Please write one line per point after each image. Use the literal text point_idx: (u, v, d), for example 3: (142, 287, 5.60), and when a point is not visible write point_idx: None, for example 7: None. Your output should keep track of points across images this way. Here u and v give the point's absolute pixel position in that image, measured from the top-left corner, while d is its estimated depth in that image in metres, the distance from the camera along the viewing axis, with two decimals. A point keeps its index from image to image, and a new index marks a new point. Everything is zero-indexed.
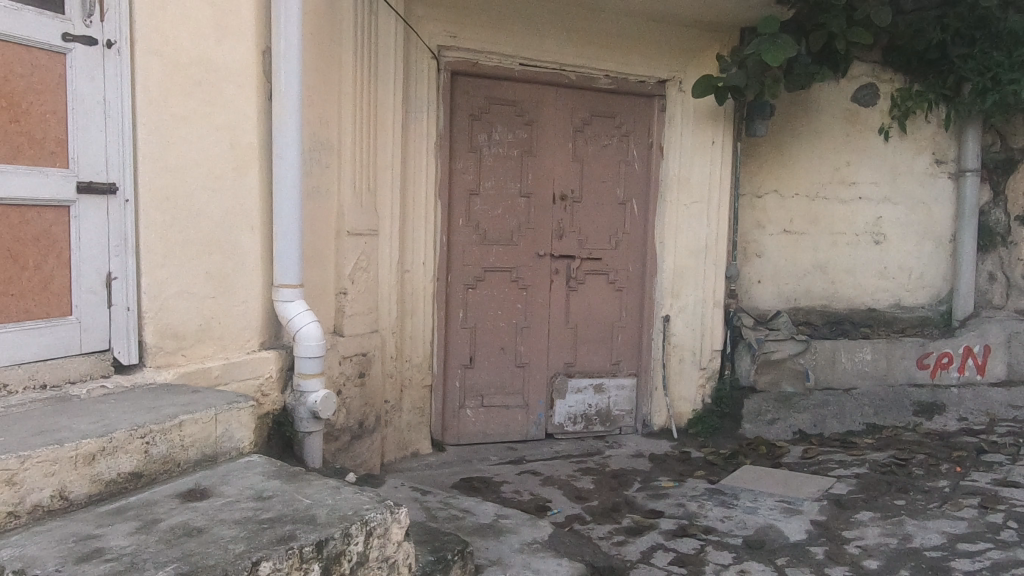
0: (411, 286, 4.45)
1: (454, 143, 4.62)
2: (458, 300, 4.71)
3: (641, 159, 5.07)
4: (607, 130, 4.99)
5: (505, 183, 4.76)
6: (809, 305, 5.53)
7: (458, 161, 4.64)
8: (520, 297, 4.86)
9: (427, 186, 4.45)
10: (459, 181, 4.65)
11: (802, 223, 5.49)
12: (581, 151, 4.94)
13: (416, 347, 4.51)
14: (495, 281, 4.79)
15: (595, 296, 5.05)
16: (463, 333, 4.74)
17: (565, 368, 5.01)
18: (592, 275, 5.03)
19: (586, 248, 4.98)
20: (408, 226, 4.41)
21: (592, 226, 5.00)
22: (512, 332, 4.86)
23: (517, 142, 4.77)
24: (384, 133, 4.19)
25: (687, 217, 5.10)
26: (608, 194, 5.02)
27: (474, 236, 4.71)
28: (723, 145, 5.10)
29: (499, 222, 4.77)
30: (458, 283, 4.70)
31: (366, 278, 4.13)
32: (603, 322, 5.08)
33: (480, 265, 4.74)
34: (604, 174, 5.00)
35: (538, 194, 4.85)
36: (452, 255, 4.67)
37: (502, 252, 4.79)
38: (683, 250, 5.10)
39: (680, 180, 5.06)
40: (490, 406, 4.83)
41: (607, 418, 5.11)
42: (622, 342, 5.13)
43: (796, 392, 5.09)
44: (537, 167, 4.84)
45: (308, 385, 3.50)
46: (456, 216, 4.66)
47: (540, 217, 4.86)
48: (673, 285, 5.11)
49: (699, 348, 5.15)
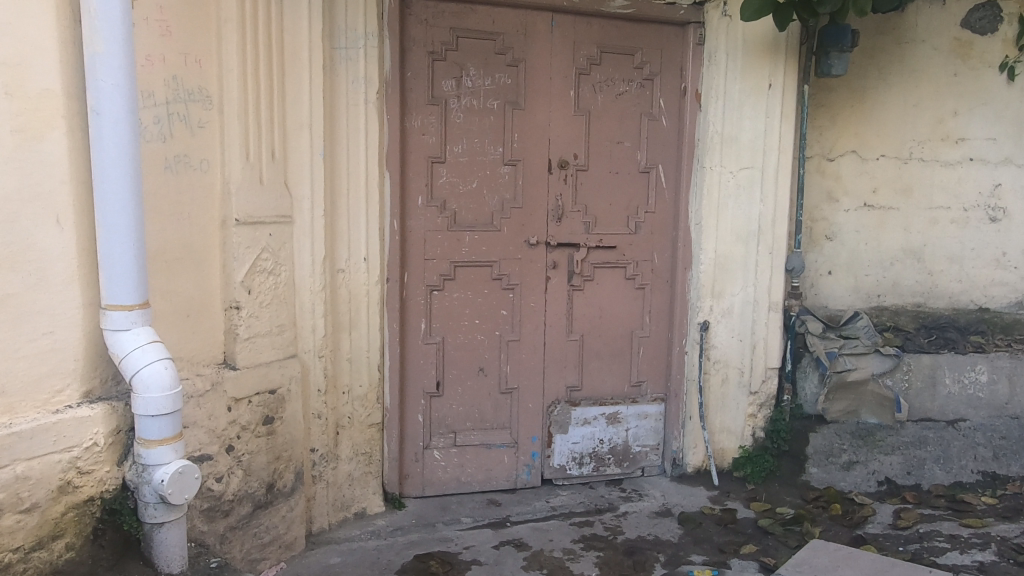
0: (347, 291, 3.24)
1: (407, 93, 3.36)
2: (419, 307, 3.49)
3: (670, 112, 3.74)
4: (622, 72, 3.67)
5: (481, 147, 3.50)
6: (898, 304, 4.17)
7: (414, 117, 3.38)
8: (504, 301, 3.62)
9: (367, 152, 3.22)
10: (417, 144, 3.40)
11: (889, 194, 4.12)
12: (586, 102, 3.64)
13: (357, 374, 3.31)
14: (470, 279, 3.56)
15: (607, 298, 3.78)
16: (427, 351, 3.53)
17: (567, 393, 3.77)
18: (604, 269, 3.75)
19: (594, 233, 3.70)
20: (339, 208, 3.19)
21: (602, 203, 3.71)
22: (494, 348, 3.63)
23: (496, 90, 3.50)
24: (296, 77, 2.96)
25: (734, 189, 3.74)
26: (624, 159, 3.71)
27: (438, 220, 3.48)
28: (784, 90, 3.71)
29: (474, 201, 3.52)
30: (417, 285, 3.48)
31: (271, 284, 2.93)
32: (619, 331, 3.82)
33: (448, 259, 3.51)
34: (618, 132, 3.69)
35: (528, 161, 3.57)
36: (408, 247, 3.45)
37: (478, 241, 3.54)
38: (728, 234, 3.76)
39: (725, 140, 3.70)
40: (466, 446, 3.65)
41: (625, 457, 3.88)
42: (644, 358, 3.86)
43: (881, 425, 3.79)
44: (526, 124, 3.55)
45: (152, 455, 2.34)
46: (412, 192, 3.43)
47: (531, 193, 3.59)
48: (715, 282, 3.78)
49: (748, 367, 3.83)
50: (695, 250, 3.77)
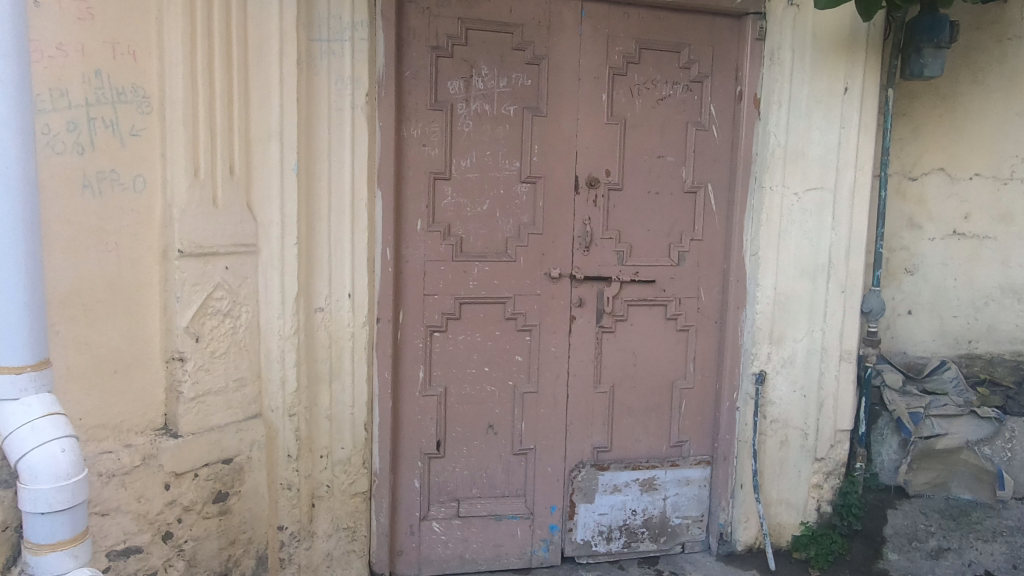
0: (326, 335, 2.68)
1: (405, 96, 2.80)
2: (416, 352, 2.92)
3: (722, 121, 3.12)
4: (665, 73, 3.07)
5: (494, 161, 2.93)
6: (993, 352, 3.50)
7: (413, 124, 2.82)
8: (520, 345, 3.03)
9: (353, 167, 2.66)
10: (416, 157, 2.84)
11: (984, 221, 3.44)
12: (621, 108, 3.04)
13: (337, 434, 2.74)
14: (478, 319, 2.98)
15: (642, 341, 3.17)
16: (426, 405, 2.95)
17: (593, 455, 3.16)
18: (639, 308, 3.14)
19: (628, 264, 3.10)
20: (316, 234, 2.63)
21: (638, 228, 3.11)
22: (507, 401, 3.04)
23: (513, 93, 2.92)
24: (263, 74, 2.41)
25: (799, 214, 3.10)
26: (665, 176, 3.10)
27: (440, 248, 2.90)
28: (863, 95, 3.06)
29: (485, 225, 2.95)
30: (415, 325, 2.90)
31: (227, 330, 2.39)
32: (656, 381, 3.20)
33: (452, 294, 2.93)
34: (659, 145, 3.09)
35: (550, 179, 2.98)
36: (405, 281, 2.87)
37: (488, 273, 2.96)
38: (790, 268, 3.12)
39: (788, 155, 3.07)
40: (472, 516, 3.05)
41: (663, 531, 3.25)
42: (686, 413, 3.24)
43: (977, 503, 3.11)
44: (548, 134, 2.97)
45: (42, 565, 1.78)
46: (410, 213, 2.85)
47: (553, 217, 3.00)
48: (774, 325, 3.15)
49: (813, 428, 3.18)
50: (750, 286, 3.14)
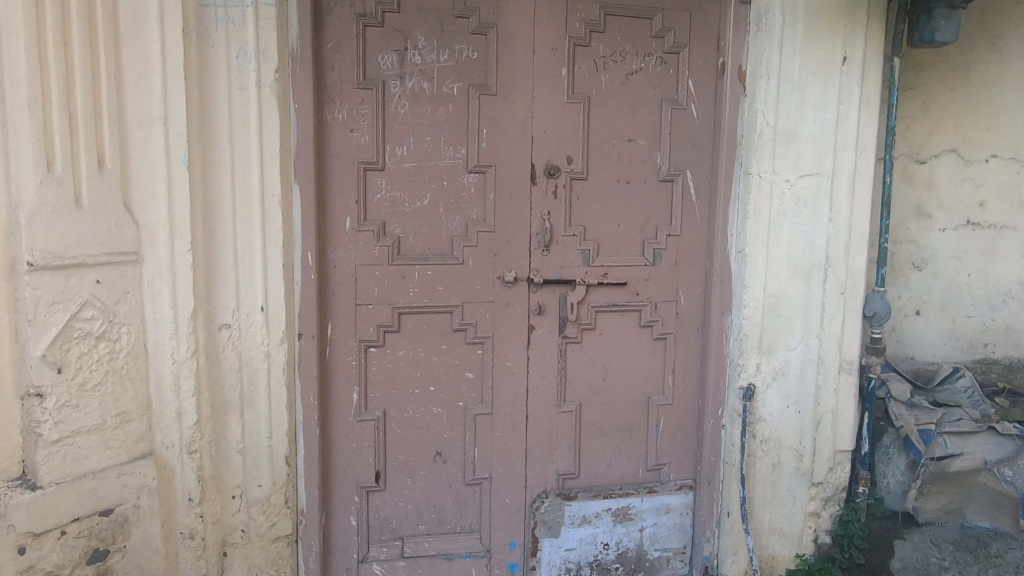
0: (234, 355, 2.27)
1: (327, 73, 2.39)
2: (348, 371, 2.52)
3: (702, 99, 2.72)
4: (634, 43, 2.65)
5: (436, 147, 2.52)
6: (1012, 356, 3.13)
7: (337, 106, 2.41)
8: (470, 360, 2.63)
9: (262, 157, 2.25)
10: (342, 144, 2.43)
11: (1002, 209, 3.04)
12: (584, 85, 2.63)
13: (252, 470, 2.35)
14: (421, 332, 2.58)
15: (613, 352, 2.77)
16: (361, 431, 2.56)
17: (558, 483, 2.77)
18: (609, 314, 2.74)
19: (595, 264, 2.70)
20: (218, 237, 2.21)
21: (607, 223, 2.70)
22: (457, 425, 2.65)
23: (456, 69, 2.50)
24: (140, 46, 1.99)
25: (791, 204, 2.68)
26: (637, 163, 2.70)
27: (374, 250, 2.49)
28: (864, 66, 2.64)
29: (427, 222, 2.54)
30: (346, 340, 2.50)
31: (102, 357, 1.99)
32: (630, 398, 2.81)
33: (388, 303, 2.53)
34: (629, 127, 2.68)
35: (502, 167, 2.57)
36: (333, 289, 2.47)
37: (431, 278, 2.55)
38: (781, 266, 2.71)
39: (778, 135, 2.65)
40: (418, 557, 2.67)
41: (639, 567, 2.87)
42: (665, 433, 2.85)
43: (996, 531, 2.70)
44: (499, 116, 2.55)
45: None
46: (336, 211, 2.45)
47: (506, 211, 2.59)
48: (764, 331, 2.74)
49: (809, 449, 2.78)
50: (737, 287, 2.74)
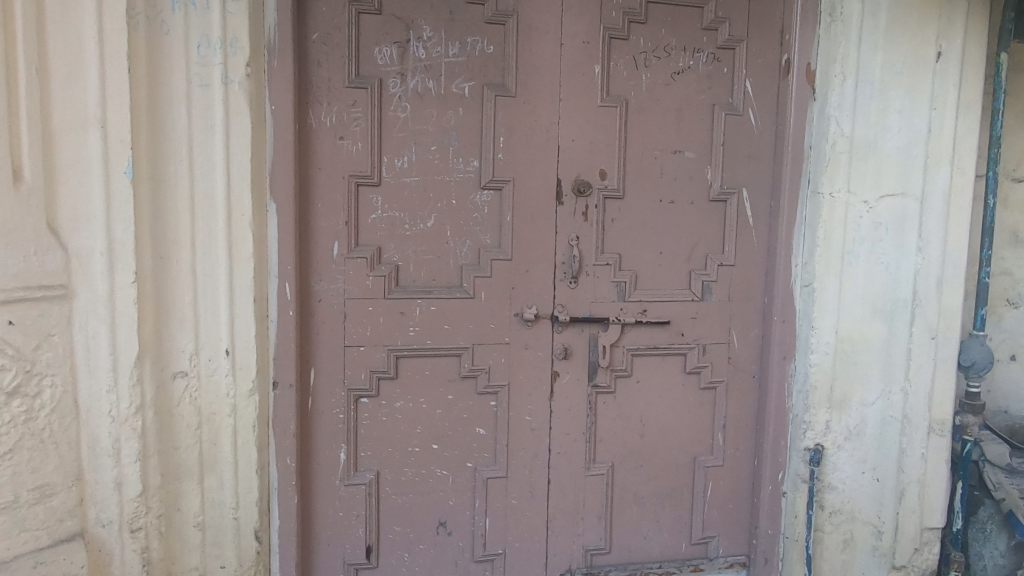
0: (191, 410, 1.86)
1: (312, 69, 1.99)
2: (335, 426, 2.10)
3: (760, 105, 2.29)
4: (682, 36, 2.23)
5: (443, 159, 2.10)
6: None
7: (324, 108, 2.01)
8: (482, 413, 2.20)
9: (228, 169, 1.85)
10: (329, 154, 2.02)
11: None
12: (621, 86, 2.20)
13: (213, 549, 1.93)
14: (423, 378, 2.15)
15: (653, 404, 2.32)
16: (349, 498, 2.13)
17: (586, 559, 2.33)
18: (648, 359, 2.30)
19: (632, 299, 2.26)
20: (172, 266, 1.81)
21: (646, 251, 2.27)
22: (465, 490, 2.21)
23: (468, 65, 2.09)
24: (71, 32, 1.61)
25: (869, 230, 2.23)
26: (682, 179, 2.27)
27: (367, 281, 2.08)
28: (962, 63, 2.18)
29: (431, 248, 2.13)
30: (332, 389, 2.09)
31: (15, 417, 1.58)
32: (672, 458, 2.36)
33: (384, 345, 2.11)
34: (674, 136, 2.25)
35: (522, 183, 2.15)
36: (317, 328, 2.06)
37: (436, 315, 2.13)
38: (857, 304, 2.26)
39: (856, 147, 2.20)
40: None
41: None
42: (713, 501, 2.39)
43: None
44: (518, 122, 2.14)
45: None
46: (321, 234, 2.04)
47: (526, 236, 2.16)
48: (836, 382, 2.29)
49: (889, 524, 2.31)
50: (803, 327, 2.29)
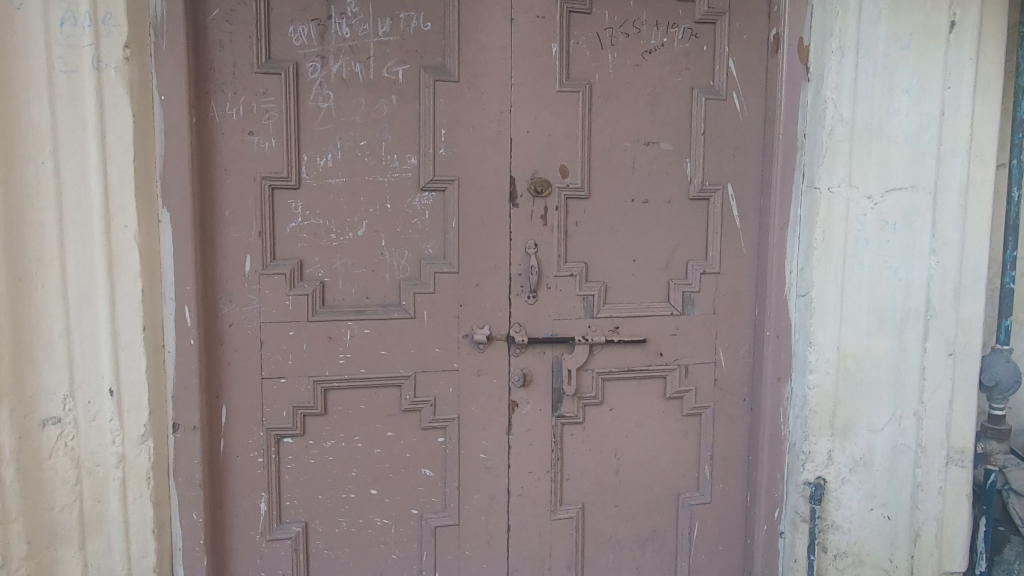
0: (68, 463, 1.55)
1: (213, 52, 1.67)
2: (253, 471, 1.79)
3: (746, 87, 1.99)
4: (653, 9, 1.92)
5: (374, 156, 1.79)
6: None
7: (229, 98, 1.69)
8: (428, 452, 1.89)
9: (105, 171, 1.53)
10: (237, 152, 1.71)
11: None
12: (583, 67, 1.89)
13: None
14: (358, 413, 1.84)
15: (628, 435, 2.01)
16: (273, 555, 1.82)
17: None
18: (622, 383, 1.99)
19: (602, 316, 1.95)
20: (36, 290, 1.49)
21: (617, 259, 1.96)
22: (411, 541, 1.90)
23: (402, 45, 1.78)
24: None
25: (874, 230, 1.93)
26: (657, 175, 1.96)
27: (286, 301, 1.77)
28: (979, 34, 1.88)
29: (363, 261, 1.81)
30: (248, 429, 1.78)
31: None
32: (652, 496, 2.05)
33: (309, 376, 1.80)
34: (647, 126, 1.94)
35: (469, 183, 1.84)
36: (228, 358, 1.75)
37: (371, 339, 1.82)
38: (862, 316, 1.95)
39: (858, 133, 1.90)
40: None
41: None
42: (700, 543, 2.09)
43: None
44: (463, 111, 1.82)
45: None
46: (229, 247, 1.73)
47: (474, 244, 1.85)
48: (839, 407, 1.98)
49: (902, 569, 2.02)
50: (799, 343, 1.98)
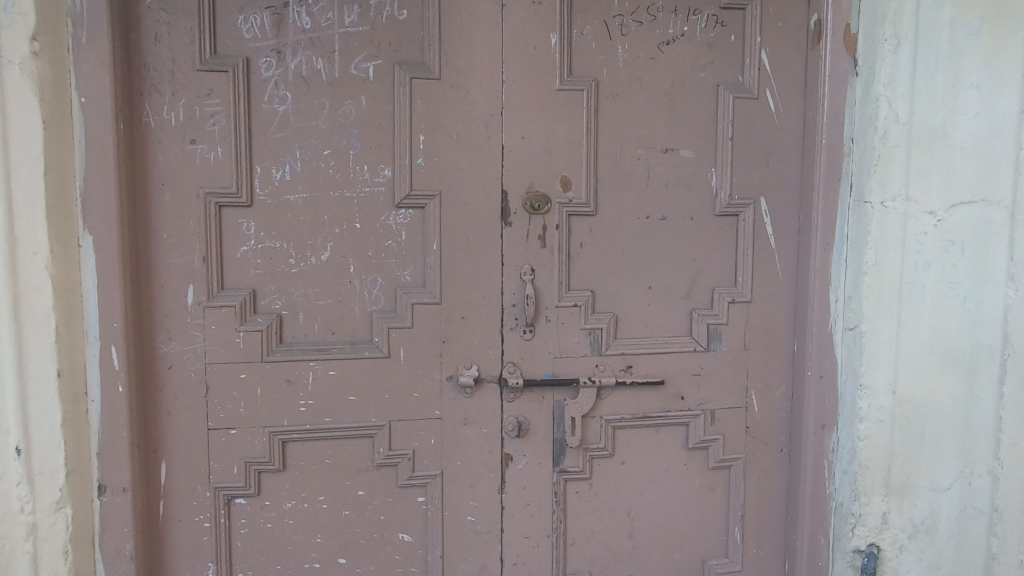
0: None
1: (147, 46, 1.42)
2: (198, 538, 1.52)
3: (782, 84, 1.69)
4: None
5: (340, 168, 1.52)
6: None
7: (166, 101, 1.44)
8: (406, 513, 1.61)
9: (9, 188, 1.27)
10: (176, 164, 1.46)
11: None
12: (588, 61, 1.61)
13: None
14: (322, 468, 1.56)
15: (643, 492, 1.72)
16: None
17: None
18: (636, 432, 1.70)
19: (611, 353, 1.66)
20: None
21: (629, 286, 1.66)
22: None
23: (372, 37, 1.52)
24: None
25: (937, 252, 1.61)
26: (677, 187, 1.67)
27: (236, 339, 1.50)
28: None
29: (328, 290, 1.54)
30: (192, 488, 1.51)
31: None
32: (671, 563, 1.75)
33: (264, 427, 1.53)
34: (664, 129, 1.65)
35: (453, 198, 1.56)
36: (168, 405, 1.49)
37: (337, 382, 1.55)
38: (922, 354, 1.64)
39: (916, 138, 1.59)
40: None
41: None
42: None
43: None
44: (445, 114, 1.55)
45: None
46: (169, 275, 1.47)
47: (460, 270, 1.58)
48: (895, 461, 1.67)
49: None
50: (847, 384, 1.69)
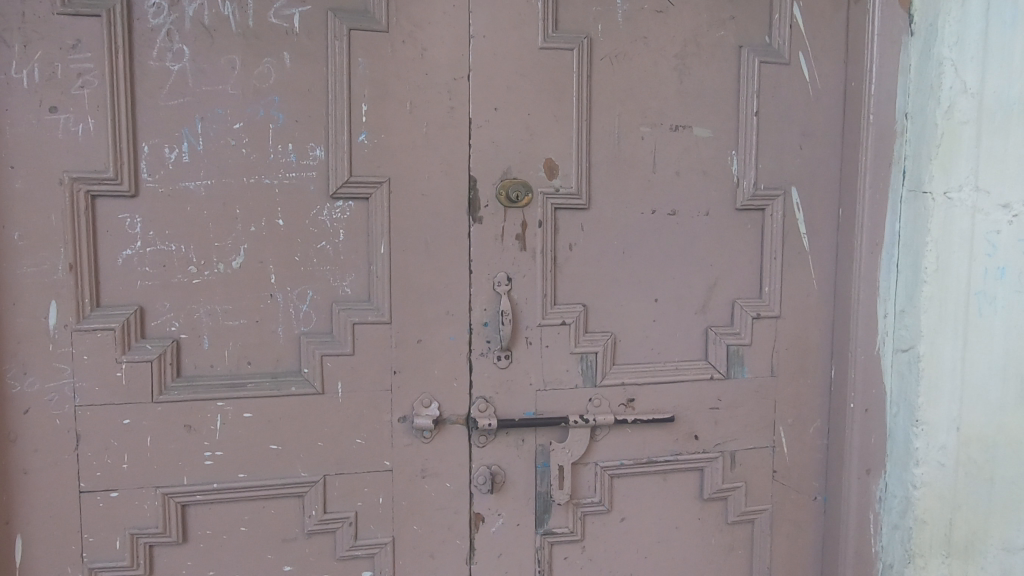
0: None
1: None
2: None
3: (818, 47, 1.36)
4: None
5: (256, 147, 1.16)
6: None
7: (15, 54, 1.07)
8: None
9: None
10: (31, 140, 1.09)
11: None
12: (579, 13, 1.27)
13: None
14: (236, 538, 1.20)
15: (648, 555, 1.37)
16: None
17: None
18: (639, 480, 1.35)
19: (608, 384, 1.32)
20: None
21: (630, 299, 1.32)
22: None
23: None
24: None
25: (1015, 254, 1.21)
26: (690, 175, 1.33)
27: (117, 372, 1.13)
28: None
29: (242, 307, 1.18)
30: (60, 570, 1.14)
31: None
32: None
33: (157, 487, 1.16)
34: (675, 101, 1.31)
35: (406, 188, 1.21)
36: (25, 461, 1.12)
37: (254, 427, 1.19)
38: (993, 388, 1.25)
39: (988, 109, 1.21)
40: None
41: None
42: None
43: None
44: (395, 78, 1.19)
45: None
46: (23, 288, 1.10)
47: (414, 281, 1.22)
48: (959, 518, 1.30)
49: None
50: (897, 421, 1.34)
